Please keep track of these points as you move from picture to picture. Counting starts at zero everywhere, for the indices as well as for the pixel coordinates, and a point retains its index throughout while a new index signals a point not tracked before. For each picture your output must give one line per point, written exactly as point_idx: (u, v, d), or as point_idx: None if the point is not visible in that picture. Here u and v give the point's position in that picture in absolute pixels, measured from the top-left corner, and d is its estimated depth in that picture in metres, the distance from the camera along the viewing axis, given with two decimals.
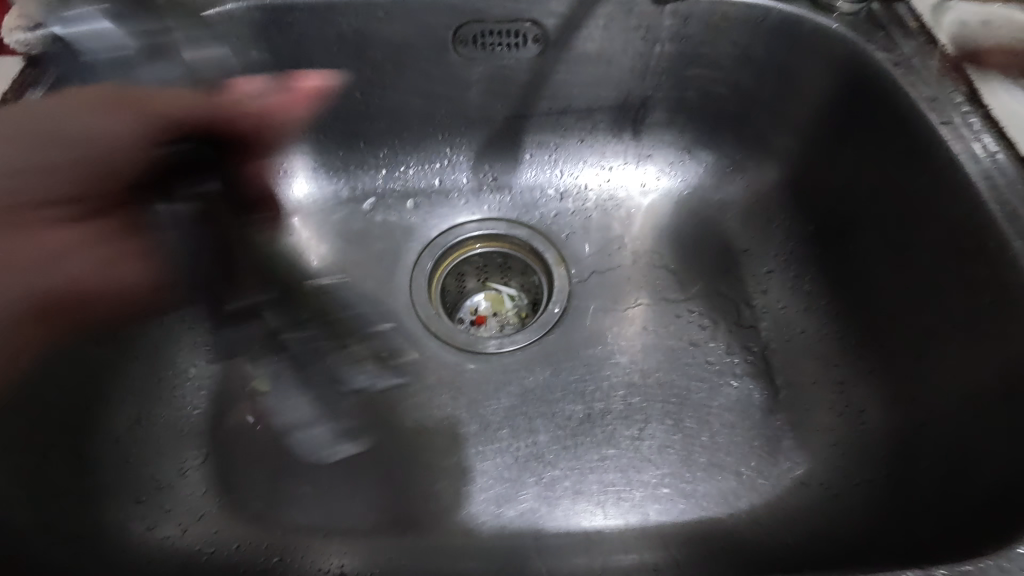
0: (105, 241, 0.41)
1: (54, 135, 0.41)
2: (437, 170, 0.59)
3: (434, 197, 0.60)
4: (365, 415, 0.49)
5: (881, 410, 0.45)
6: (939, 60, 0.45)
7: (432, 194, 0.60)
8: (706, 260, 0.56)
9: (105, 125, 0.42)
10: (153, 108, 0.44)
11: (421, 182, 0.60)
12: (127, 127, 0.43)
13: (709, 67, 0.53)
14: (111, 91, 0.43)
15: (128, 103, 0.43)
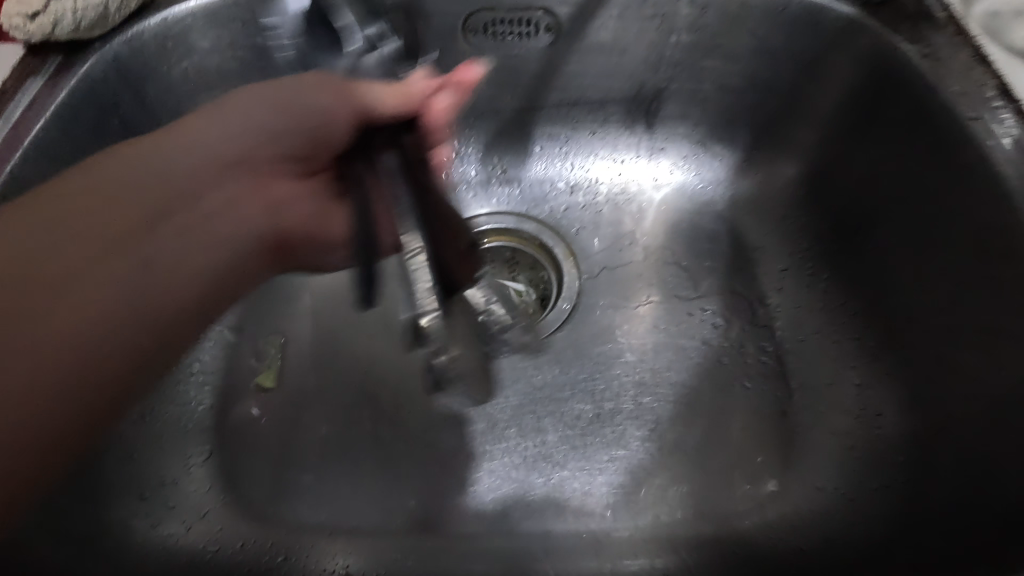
0: (308, 199, 0.41)
1: (217, 106, 0.37)
2: None
3: None
4: (371, 412, 0.48)
5: (897, 414, 0.44)
6: (969, 52, 0.43)
7: None
8: (719, 256, 0.55)
9: (319, 107, 0.38)
10: (366, 100, 0.40)
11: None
12: (331, 106, 0.39)
13: (726, 58, 0.51)
14: (335, 78, 0.39)
15: (343, 93, 0.39)
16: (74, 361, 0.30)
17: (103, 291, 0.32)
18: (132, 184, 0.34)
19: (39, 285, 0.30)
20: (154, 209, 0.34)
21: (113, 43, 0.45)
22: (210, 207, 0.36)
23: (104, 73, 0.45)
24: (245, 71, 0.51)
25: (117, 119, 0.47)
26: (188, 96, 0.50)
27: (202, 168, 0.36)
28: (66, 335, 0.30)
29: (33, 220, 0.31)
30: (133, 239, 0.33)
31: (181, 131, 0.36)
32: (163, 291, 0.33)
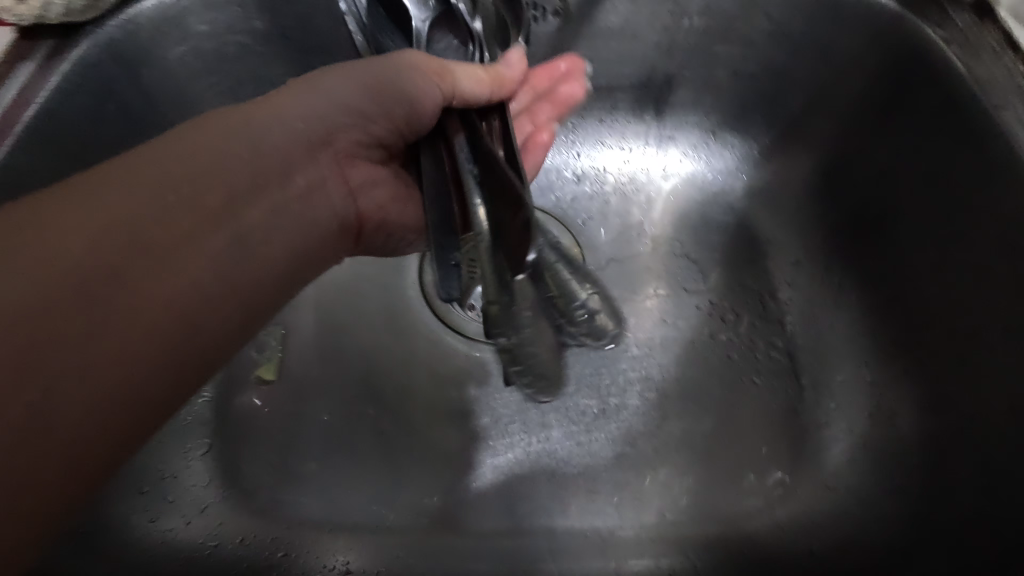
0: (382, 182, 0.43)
1: (313, 85, 0.37)
2: None
3: None
4: (372, 406, 0.47)
5: (913, 413, 0.42)
6: (997, 37, 0.41)
7: None
8: (729, 249, 0.53)
9: (415, 89, 0.38)
10: (459, 83, 0.39)
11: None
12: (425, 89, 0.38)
13: (741, 43, 0.49)
14: (427, 60, 0.39)
15: (435, 75, 0.38)
16: (178, 328, 0.28)
17: (205, 257, 0.30)
18: (229, 154, 0.33)
19: (145, 246, 0.28)
20: (249, 182, 0.33)
21: (107, 27, 0.44)
22: (296, 187, 0.36)
23: (97, 58, 0.44)
24: (243, 56, 0.50)
25: (112, 104, 0.46)
26: (184, 82, 0.49)
27: (291, 148, 0.36)
28: (174, 299, 0.28)
29: (131, 179, 0.30)
30: (233, 209, 0.32)
31: (273, 108, 0.36)
32: (256, 264, 0.33)
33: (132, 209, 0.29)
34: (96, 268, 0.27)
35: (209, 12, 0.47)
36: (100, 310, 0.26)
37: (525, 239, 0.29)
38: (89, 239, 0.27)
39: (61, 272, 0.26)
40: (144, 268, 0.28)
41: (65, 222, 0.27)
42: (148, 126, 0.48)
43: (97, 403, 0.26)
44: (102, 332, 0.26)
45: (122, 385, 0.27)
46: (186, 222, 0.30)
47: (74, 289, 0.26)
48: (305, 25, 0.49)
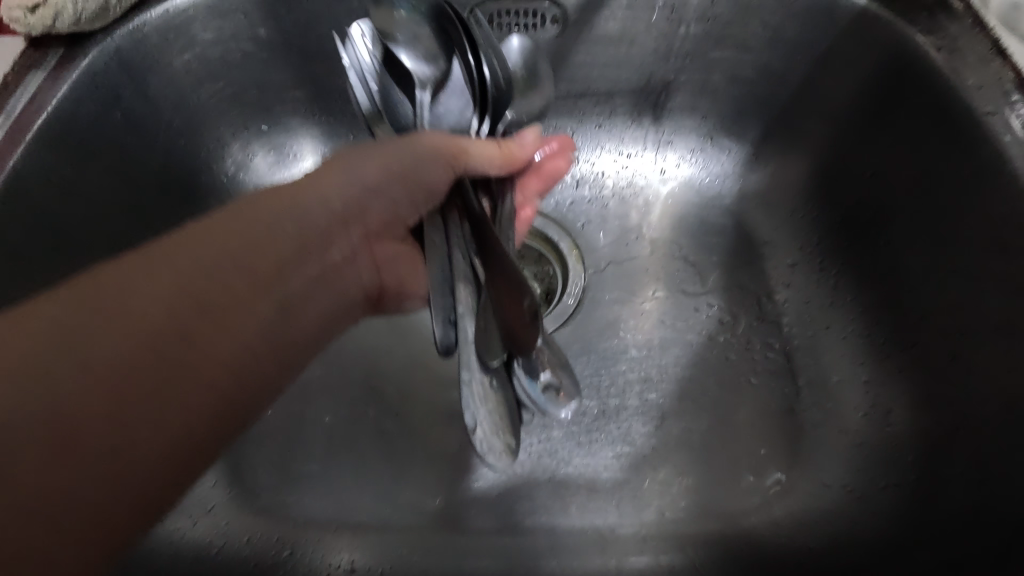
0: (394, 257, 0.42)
1: (346, 162, 0.37)
2: None
3: None
4: (376, 408, 0.48)
5: (907, 412, 0.43)
6: (986, 44, 0.42)
7: None
8: (727, 252, 0.54)
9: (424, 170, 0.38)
10: (469, 160, 0.40)
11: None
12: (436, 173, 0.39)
13: (736, 49, 0.50)
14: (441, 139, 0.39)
15: (452, 157, 0.39)
16: (227, 388, 0.30)
17: (257, 323, 0.31)
18: (282, 224, 0.34)
19: (209, 313, 0.30)
20: (297, 251, 0.34)
21: (114, 36, 0.45)
22: (333, 257, 0.37)
23: (105, 66, 0.45)
24: (248, 63, 0.51)
25: (119, 111, 0.46)
26: (190, 88, 0.50)
27: (333, 221, 0.37)
28: (227, 362, 0.30)
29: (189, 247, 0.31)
30: (284, 278, 0.33)
31: (314, 186, 0.36)
32: (295, 329, 0.34)
33: (197, 278, 0.30)
34: (166, 332, 0.28)
35: (215, 20, 0.48)
36: (171, 376, 0.28)
37: (529, 326, 0.34)
38: (162, 305, 0.28)
39: (138, 337, 0.27)
40: (209, 335, 0.29)
41: (139, 288, 0.29)
42: (155, 132, 0.49)
43: (154, 463, 0.27)
44: (169, 397, 0.28)
45: (179, 445, 0.28)
46: (237, 288, 0.31)
47: (148, 356, 0.28)
48: (311, 33, 0.50)
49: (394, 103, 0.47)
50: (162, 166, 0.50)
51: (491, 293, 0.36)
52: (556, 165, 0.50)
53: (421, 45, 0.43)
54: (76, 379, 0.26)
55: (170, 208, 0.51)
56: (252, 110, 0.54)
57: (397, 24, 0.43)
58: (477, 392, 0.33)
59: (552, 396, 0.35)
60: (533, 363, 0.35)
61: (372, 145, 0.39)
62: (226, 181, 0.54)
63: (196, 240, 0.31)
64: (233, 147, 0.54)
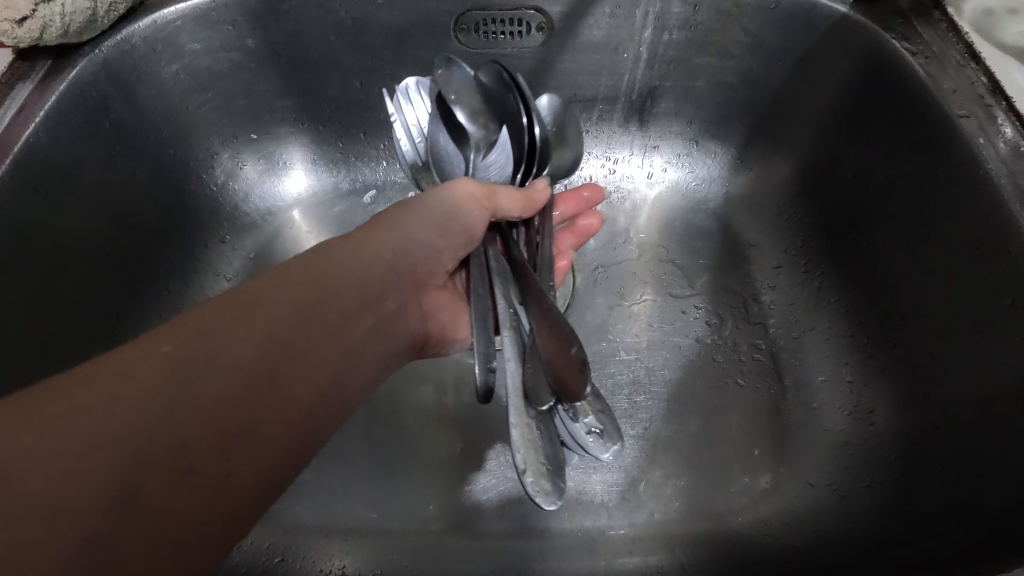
0: (437, 302, 0.44)
1: (400, 215, 0.39)
2: (383, 152, 0.58)
3: (393, 193, 0.59)
4: (367, 413, 0.49)
5: (890, 410, 0.44)
6: (960, 49, 0.43)
7: (392, 190, 0.59)
8: (713, 255, 0.55)
9: (460, 214, 0.41)
10: (499, 204, 0.42)
11: (381, 177, 0.59)
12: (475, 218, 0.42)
13: (719, 56, 0.51)
14: (475, 187, 0.42)
15: (485, 199, 0.42)
16: (301, 425, 0.30)
17: (324, 367, 0.32)
18: (348, 274, 0.35)
19: (288, 354, 0.30)
20: (358, 302, 0.35)
21: (102, 48, 0.45)
22: (387, 308, 0.38)
23: (93, 77, 0.45)
24: (236, 72, 0.51)
25: (108, 122, 0.47)
26: (179, 98, 0.50)
27: (386, 273, 0.38)
28: (302, 402, 0.30)
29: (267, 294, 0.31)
30: (348, 322, 0.34)
31: (373, 239, 0.38)
32: (354, 376, 0.34)
33: (277, 319, 0.30)
34: (252, 368, 0.28)
35: (202, 31, 0.48)
36: (257, 411, 0.28)
37: (579, 375, 0.34)
38: (249, 343, 0.29)
39: (229, 372, 0.27)
40: (288, 373, 0.30)
41: (226, 327, 0.29)
42: (144, 142, 0.49)
43: (240, 500, 0.26)
44: (254, 433, 0.27)
45: (258, 484, 0.27)
46: (311, 331, 0.31)
47: (238, 391, 0.27)
48: (298, 42, 0.50)
49: (440, 158, 0.49)
50: (151, 175, 0.50)
51: (539, 342, 0.36)
52: (587, 221, 0.53)
53: (472, 107, 0.47)
54: (173, 412, 0.25)
55: (159, 217, 0.51)
56: (241, 118, 0.54)
57: (451, 85, 0.47)
58: (524, 438, 0.34)
59: (595, 439, 0.34)
60: (576, 408, 0.34)
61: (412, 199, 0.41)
62: (216, 190, 0.55)
63: (274, 285, 0.32)
64: (222, 155, 0.55)
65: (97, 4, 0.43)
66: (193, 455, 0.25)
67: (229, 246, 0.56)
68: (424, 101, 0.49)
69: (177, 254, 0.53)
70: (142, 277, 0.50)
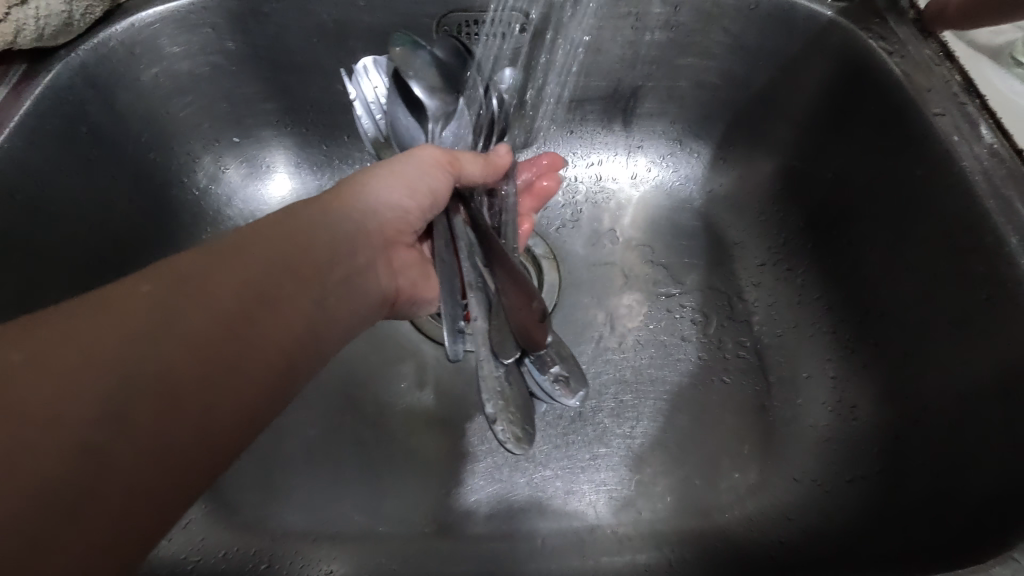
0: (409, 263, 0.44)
1: (369, 178, 0.40)
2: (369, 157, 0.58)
3: None
4: (353, 417, 0.49)
5: (871, 406, 0.44)
6: (934, 48, 0.44)
7: None
8: (698, 252, 0.55)
9: (427, 178, 0.41)
10: (463, 170, 0.43)
11: None
12: (442, 182, 0.42)
13: (701, 56, 0.52)
14: (438, 153, 0.42)
15: (448, 165, 0.42)
16: (278, 368, 0.31)
17: (300, 316, 0.33)
18: (322, 229, 0.35)
19: (264, 301, 0.31)
20: (333, 256, 0.36)
21: (78, 51, 0.44)
22: (362, 263, 0.38)
23: (69, 81, 0.44)
24: (216, 76, 0.51)
25: (86, 126, 0.46)
26: (159, 101, 0.50)
27: (361, 231, 0.38)
28: (280, 347, 0.31)
29: (242, 246, 0.32)
30: (322, 279, 0.34)
31: (342, 204, 0.38)
32: (331, 326, 0.35)
33: (254, 267, 0.31)
34: (230, 313, 0.29)
35: (182, 35, 0.48)
36: (236, 353, 0.29)
37: (540, 326, 0.36)
38: (228, 289, 0.30)
39: (207, 314, 0.29)
40: (266, 320, 0.31)
41: (203, 273, 0.30)
42: (124, 146, 0.49)
43: (220, 433, 0.28)
44: (234, 372, 0.29)
45: (237, 419, 0.29)
46: (286, 284, 0.32)
47: (218, 332, 0.29)
48: (279, 45, 0.50)
49: (402, 132, 0.48)
50: (130, 180, 0.50)
51: (505, 301, 0.37)
52: (543, 185, 0.53)
53: (429, 82, 0.46)
54: (157, 348, 0.27)
55: (139, 221, 0.50)
56: (223, 122, 0.54)
57: (408, 62, 0.46)
58: (493, 390, 0.35)
59: (561, 386, 0.39)
60: (541, 360, 0.38)
61: (376, 164, 0.41)
62: (197, 195, 0.55)
63: (248, 234, 0.32)
64: (204, 159, 0.54)
65: (72, 7, 0.42)
66: (175, 387, 0.26)
67: None
68: (380, 76, 0.48)
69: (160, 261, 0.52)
70: None
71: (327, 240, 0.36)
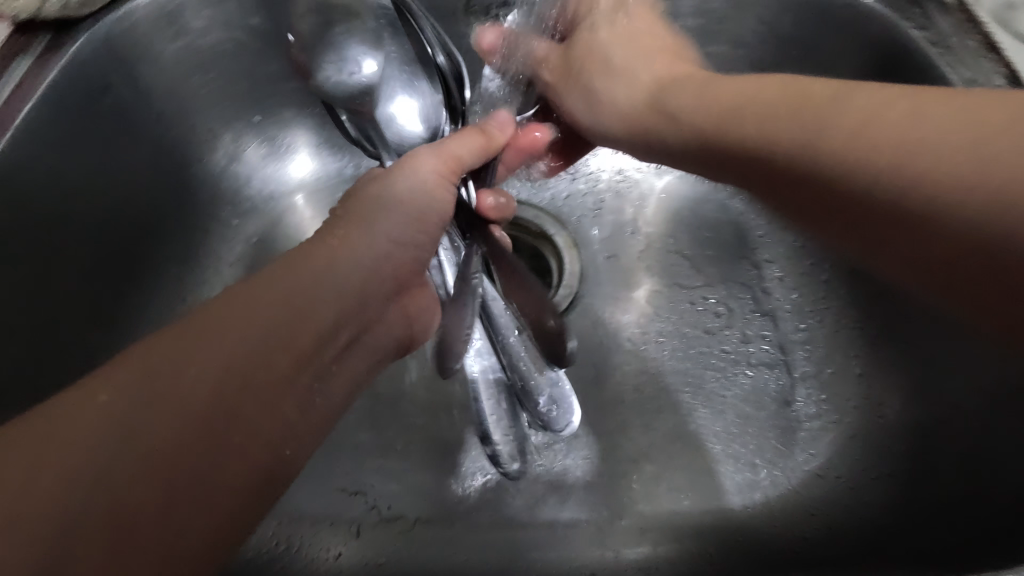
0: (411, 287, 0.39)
1: (372, 209, 0.36)
2: None
3: None
4: (371, 402, 0.48)
5: (899, 402, 0.43)
6: (978, 39, 0.42)
7: None
8: (722, 245, 0.54)
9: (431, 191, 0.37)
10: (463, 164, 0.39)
11: None
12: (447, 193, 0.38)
13: (733, 44, 0.52)
14: (433, 157, 0.38)
15: (451, 172, 0.39)
16: (265, 460, 0.29)
17: (290, 400, 0.30)
18: (322, 288, 0.32)
19: (250, 387, 0.29)
20: (338, 316, 0.33)
21: (103, 23, 0.44)
22: (373, 314, 0.36)
23: (93, 54, 0.44)
24: (240, 53, 0.50)
25: (108, 101, 0.45)
26: (179, 78, 0.49)
27: (368, 279, 0.35)
28: (266, 438, 0.29)
29: (220, 322, 0.29)
30: (324, 347, 0.32)
31: (346, 241, 0.34)
32: (330, 395, 0.33)
33: (229, 350, 0.28)
34: (203, 415, 0.27)
35: (207, 9, 0.47)
36: (212, 459, 0.27)
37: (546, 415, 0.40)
38: (198, 387, 0.27)
39: (174, 418, 0.27)
40: (246, 412, 0.28)
41: (182, 354, 0.28)
42: (145, 122, 0.48)
43: (196, 548, 0.26)
44: (211, 477, 0.27)
45: (220, 525, 0.27)
46: (272, 363, 0.29)
47: (188, 436, 0.27)
48: None
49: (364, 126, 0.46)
50: (151, 157, 0.49)
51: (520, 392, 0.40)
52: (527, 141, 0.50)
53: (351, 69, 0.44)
54: (119, 459, 0.25)
55: (159, 198, 0.50)
56: (243, 101, 0.53)
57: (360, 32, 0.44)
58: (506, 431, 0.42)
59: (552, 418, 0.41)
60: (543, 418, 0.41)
61: (376, 190, 0.37)
62: (217, 173, 0.54)
63: (236, 302, 0.30)
64: (224, 137, 0.54)
65: None
66: (134, 505, 0.25)
67: (236, 229, 0.55)
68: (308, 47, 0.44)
69: (178, 241, 0.52)
70: (143, 259, 0.49)
71: (328, 287, 0.33)
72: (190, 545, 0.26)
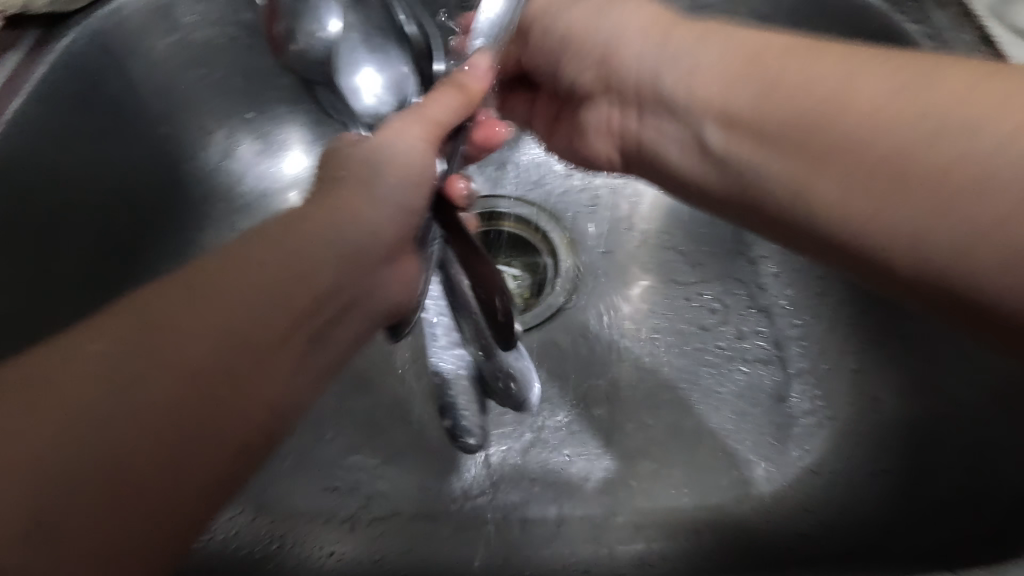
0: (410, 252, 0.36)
1: (361, 181, 0.33)
2: None
3: None
4: (366, 400, 0.48)
5: (895, 398, 0.43)
6: (974, 34, 0.42)
7: None
8: (718, 242, 0.54)
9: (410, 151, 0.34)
10: (444, 121, 0.36)
11: None
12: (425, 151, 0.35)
13: None
14: (412, 117, 0.35)
15: (431, 129, 0.35)
16: (257, 416, 0.29)
17: (286, 358, 0.30)
18: (321, 247, 0.31)
19: (243, 346, 0.28)
20: (340, 274, 0.31)
21: (93, 19, 0.44)
22: (381, 278, 0.34)
23: (83, 50, 0.44)
24: (232, 49, 0.50)
25: (100, 96, 0.45)
26: (171, 74, 0.49)
27: (373, 241, 0.33)
28: (258, 395, 0.29)
29: (218, 279, 0.29)
30: (321, 308, 0.31)
31: (345, 207, 0.32)
32: (330, 352, 0.32)
33: (222, 306, 0.28)
34: (194, 371, 0.27)
35: (199, 4, 0.47)
36: (204, 414, 0.27)
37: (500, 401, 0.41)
38: (189, 343, 0.27)
39: (166, 373, 0.27)
40: (239, 371, 0.28)
41: (181, 310, 0.28)
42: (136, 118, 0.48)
43: (188, 498, 0.27)
44: (202, 432, 0.27)
45: (213, 478, 0.27)
46: (266, 323, 0.29)
47: (180, 393, 0.27)
48: None
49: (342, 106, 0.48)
50: (144, 154, 0.49)
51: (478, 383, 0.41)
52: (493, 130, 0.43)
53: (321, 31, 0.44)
54: (114, 412, 0.26)
55: (151, 195, 0.50)
56: (237, 97, 0.52)
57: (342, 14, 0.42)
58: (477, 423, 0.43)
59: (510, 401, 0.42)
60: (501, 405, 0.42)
61: (355, 162, 0.33)
62: (209, 171, 0.53)
63: (234, 260, 0.29)
64: (217, 133, 0.53)
65: None
66: (129, 458, 0.26)
67: (227, 227, 0.54)
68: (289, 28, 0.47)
69: (172, 238, 0.51)
70: (136, 257, 0.49)
71: (325, 252, 0.31)
72: (182, 497, 0.27)
